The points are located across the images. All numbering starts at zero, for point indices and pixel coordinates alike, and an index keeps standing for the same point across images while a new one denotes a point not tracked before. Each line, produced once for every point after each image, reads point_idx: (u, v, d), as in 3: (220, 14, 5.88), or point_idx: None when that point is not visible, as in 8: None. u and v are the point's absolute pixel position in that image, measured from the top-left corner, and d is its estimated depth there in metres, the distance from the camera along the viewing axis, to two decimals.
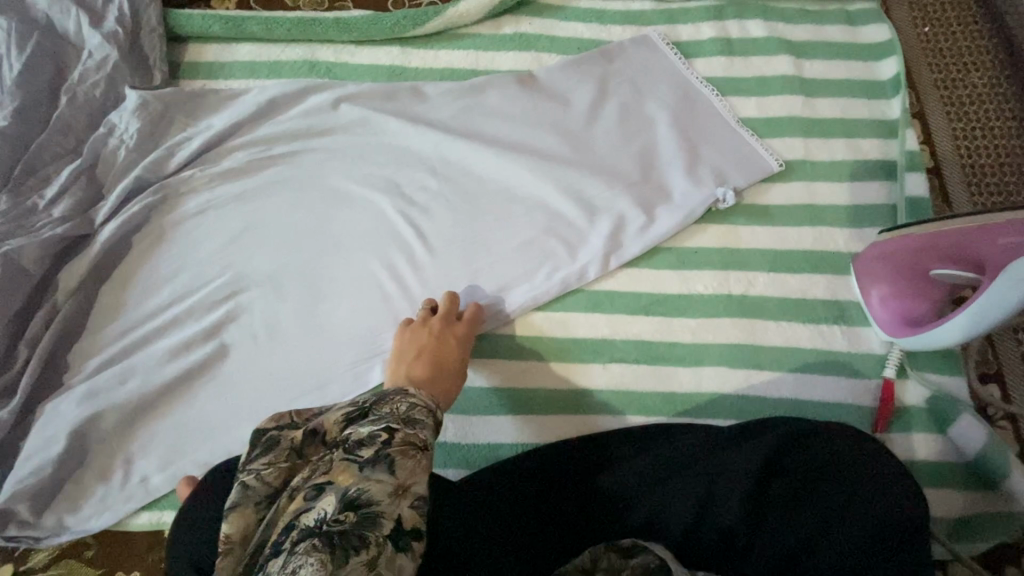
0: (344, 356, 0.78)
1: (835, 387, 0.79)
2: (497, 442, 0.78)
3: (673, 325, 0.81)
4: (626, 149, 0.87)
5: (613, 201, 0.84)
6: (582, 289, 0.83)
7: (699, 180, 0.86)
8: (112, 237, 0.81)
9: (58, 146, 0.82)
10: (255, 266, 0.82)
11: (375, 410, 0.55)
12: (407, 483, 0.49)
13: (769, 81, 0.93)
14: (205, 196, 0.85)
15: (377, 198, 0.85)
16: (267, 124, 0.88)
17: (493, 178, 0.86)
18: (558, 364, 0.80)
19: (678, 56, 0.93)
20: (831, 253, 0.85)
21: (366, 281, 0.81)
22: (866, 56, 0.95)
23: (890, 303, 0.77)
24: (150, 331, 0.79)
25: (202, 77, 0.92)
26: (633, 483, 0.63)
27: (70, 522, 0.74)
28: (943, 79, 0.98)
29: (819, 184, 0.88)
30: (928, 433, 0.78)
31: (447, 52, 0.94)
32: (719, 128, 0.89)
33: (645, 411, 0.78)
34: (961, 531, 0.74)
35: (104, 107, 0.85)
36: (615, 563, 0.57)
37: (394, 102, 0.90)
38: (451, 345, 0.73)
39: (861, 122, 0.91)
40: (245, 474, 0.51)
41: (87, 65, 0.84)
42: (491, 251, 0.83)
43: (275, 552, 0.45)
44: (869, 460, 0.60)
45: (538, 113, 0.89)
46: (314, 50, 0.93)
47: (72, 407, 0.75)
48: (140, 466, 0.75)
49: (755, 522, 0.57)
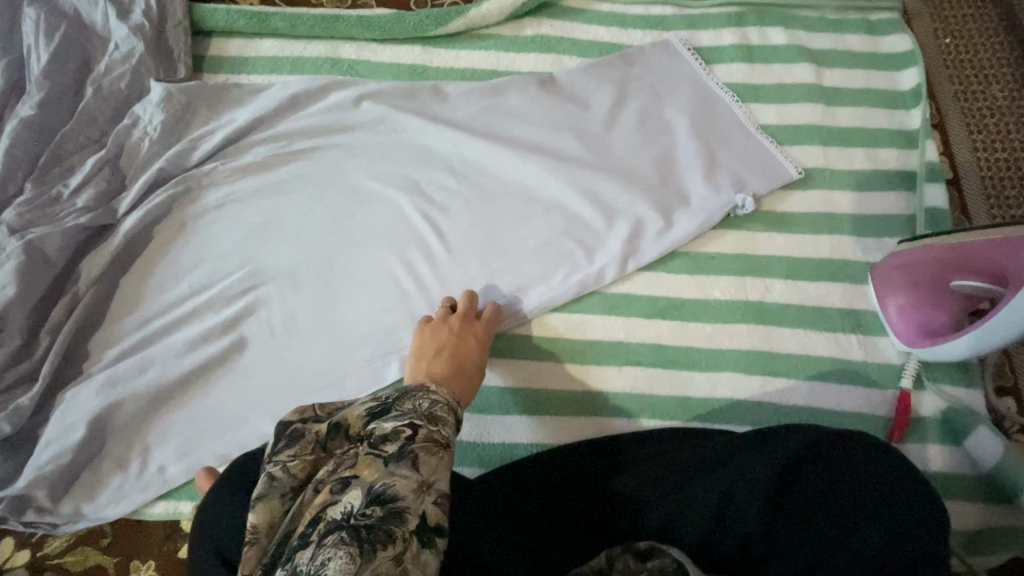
0: (361, 353, 0.79)
1: (851, 397, 0.79)
2: (512, 442, 0.78)
3: (690, 330, 0.81)
4: (645, 153, 0.87)
5: (631, 204, 0.84)
6: (598, 292, 0.83)
7: (718, 186, 0.86)
8: (134, 228, 0.81)
9: (83, 137, 0.83)
10: (274, 261, 0.82)
11: (398, 406, 0.56)
12: (431, 480, 0.50)
13: (790, 89, 0.93)
14: (226, 189, 0.85)
15: (397, 195, 0.85)
16: (289, 120, 0.89)
17: (512, 179, 0.86)
18: (573, 366, 0.80)
19: (699, 62, 0.93)
20: (848, 263, 0.85)
21: (384, 278, 0.82)
22: (886, 66, 0.95)
23: (908, 313, 0.77)
24: (169, 322, 0.80)
25: (225, 71, 0.93)
26: (650, 487, 0.64)
27: (87, 510, 0.74)
28: (964, 91, 0.98)
29: (838, 193, 0.88)
30: (943, 444, 0.78)
31: (468, 53, 0.95)
32: (739, 134, 0.89)
33: (659, 415, 0.78)
34: (975, 545, 0.74)
35: (129, 99, 0.85)
36: (631, 565, 0.57)
37: (415, 100, 0.90)
38: (470, 344, 0.73)
39: (880, 132, 0.91)
40: (271, 465, 0.51)
41: (113, 57, 0.85)
42: (509, 251, 0.83)
43: (301, 544, 0.45)
44: (895, 467, 0.59)
45: (558, 116, 0.89)
46: (337, 47, 0.94)
47: (92, 395, 0.76)
48: (158, 455, 0.76)
49: (772, 529, 0.57)
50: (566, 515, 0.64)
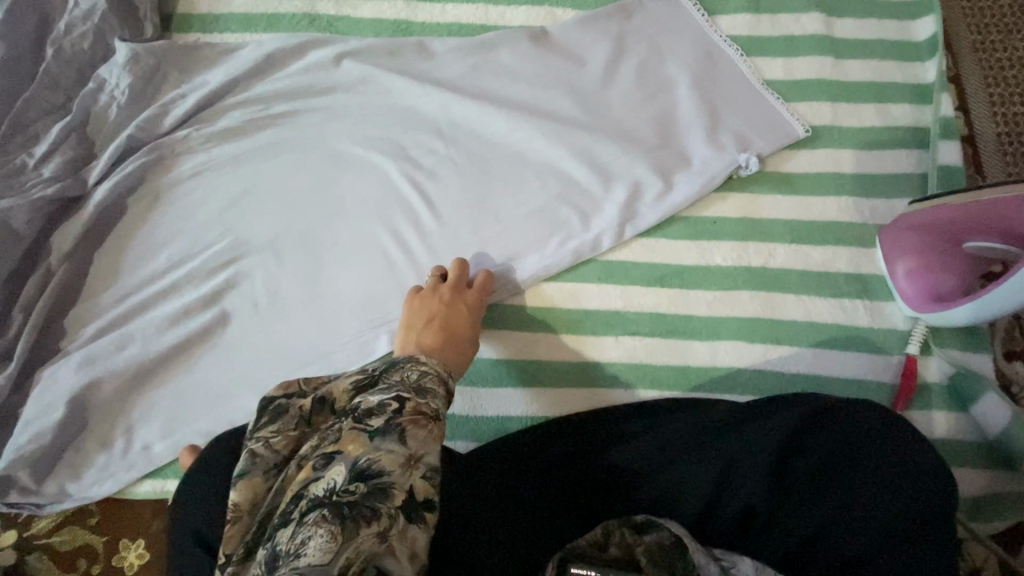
0: (348, 325, 0.76)
1: (855, 364, 0.77)
2: (506, 415, 0.76)
3: (689, 297, 0.78)
4: (644, 111, 0.83)
5: (629, 166, 0.80)
6: (595, 259, 0.79)
7: (720, 146, 0.81)
8: (105, 200, 0.77)
9: (48, 102, 0.78)
10: (254, 232, 0.79)
11: (386, 379, 0.54)
12: (419, 453, 0.48)
13: (797, 42, 0.87)
14: (201, 157, 0.81)
15: (382, 161, 0.81)
16: (265, 82, 0.83)
17: (503, 141, 0.82)
18: (569, 337, 0.78)
19: (701, 12, 0.87)
20: (856, 225, 0.81)
21: (370, 248, 0.78)
22: (902, 15, 0.89)
23: (917, 277, 0.73)
24: (147, 298, 0.76)
25: (195, 31, 0.87)
26: (644, 461, 0.62)
27: (72, 489, 0.73)
28: (982, 41, 0.92)
29: (847, 151, 0.83)
30: (949, 411, 0.76)
31: (454, 6, 0.88)
32: (742, 91, 0.84)
33: (658, 385, 0.76)
34: (979, 511, 0.73)
35: (93, 61, 0.80)
36: (627, 538, 0.55)
37: (399, 59, 0.85)
38: (463, 314, 0.71)
39: (893, 87, 0.86)
40: (253, 441, 0.49)
41: (74, 15, 0.79)
42: (500, 218, 0.79)
43: (283, 521, 0.43)
44: (904, 442, 0.57)
45: (551, 73, 0.84)
46: (314, 3, 0.88)
47: (71, 373, 0.73)
48: (142, 434, 0.74)
49: (775, 504, 0.56)
50: (556, 490, 0.62)
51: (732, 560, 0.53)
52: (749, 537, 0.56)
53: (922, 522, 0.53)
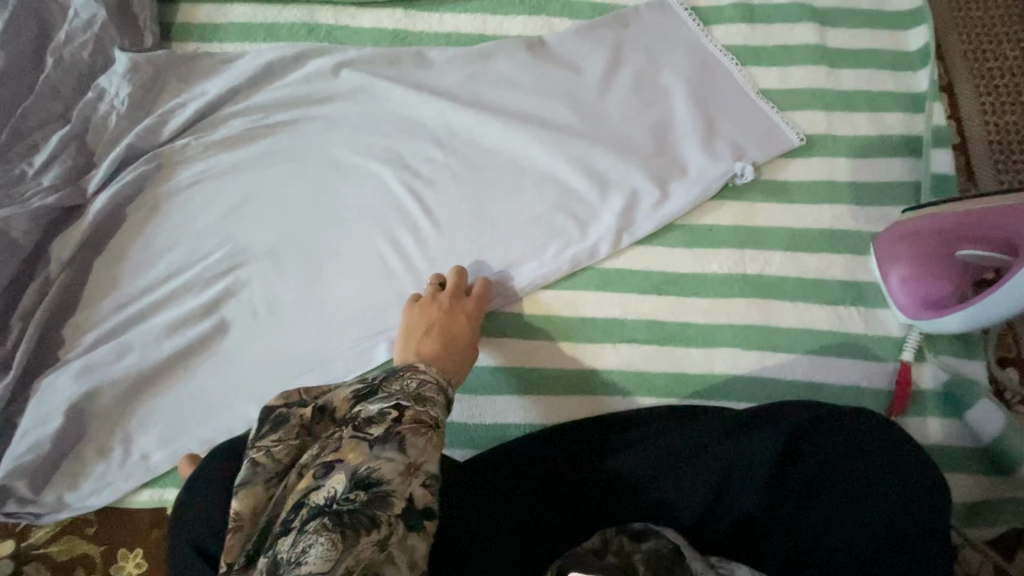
0: (347, 333, 0.76)
1: (850, 371, 0.77)
2: (504, 422, 0.76)
3: (686, 305, 0.79)
4: (640, 120, 0.83)
5: (626, 174, 0.81)
6: (593, 267, 0.80)
7: (716, 154, 0.82)
8: (105, 209, 0.78)
9: (47, 111, 0.78)
10: (253, 240, 0.79)
11: (386, 387, 0.54)
12: (418, 461, 0.49)
13: (792, 51, 0.88)
14: (201, 165, 0.81)
15: (381, 169, 0.81)
16: (264, 91, 0.84)
17: (501, 149, 0.82)
18: (567, 345, 0.78)
19: (697, 22, 0.88)
20: (851, 233, 0.82)
21: (369, 256, 0.78)
22: (894, 25, 0.90)
23: (911, 285, 0.74)
24: (147, 306, 0.77)
25: (195, 40, 0.87)
26: (645, 466, 0.61)
27: (70, 499, 0.73)
28: (973, 50, 0.94)
29: (841, 159, 0.84)
30: (943, 417, 0.76)
31: (452, 15, 0.89)
32: (737, 100, 0.85)
33: (656, 392, 0.77)
34: (973, 516, 0.74)
35: (93, 71, 0.80)
36: (626, 545, 0.55)
37: (397, 68, 0.85)
38: (461, 322, 0.71)
39: (886, 96, 0.87)
40: (255, 450, 0.50)
41: (74, 25, 0.79)
42: (498, 226, 0.80)
43: (284, 530, 0.44)
44: (897, 446, 0.58)
45: (549, 83, 0.85)
46: (313, 12, 0.88)
47: (69, 382, 0.73)
48: (141, 443, 0.74)
49: (771, 510, 0.57)
50: (553, 497, 0.62)
51: (729, 567, 0.53)
52: (743, 542, 0.58)
53: (913, 529, 0.53)
